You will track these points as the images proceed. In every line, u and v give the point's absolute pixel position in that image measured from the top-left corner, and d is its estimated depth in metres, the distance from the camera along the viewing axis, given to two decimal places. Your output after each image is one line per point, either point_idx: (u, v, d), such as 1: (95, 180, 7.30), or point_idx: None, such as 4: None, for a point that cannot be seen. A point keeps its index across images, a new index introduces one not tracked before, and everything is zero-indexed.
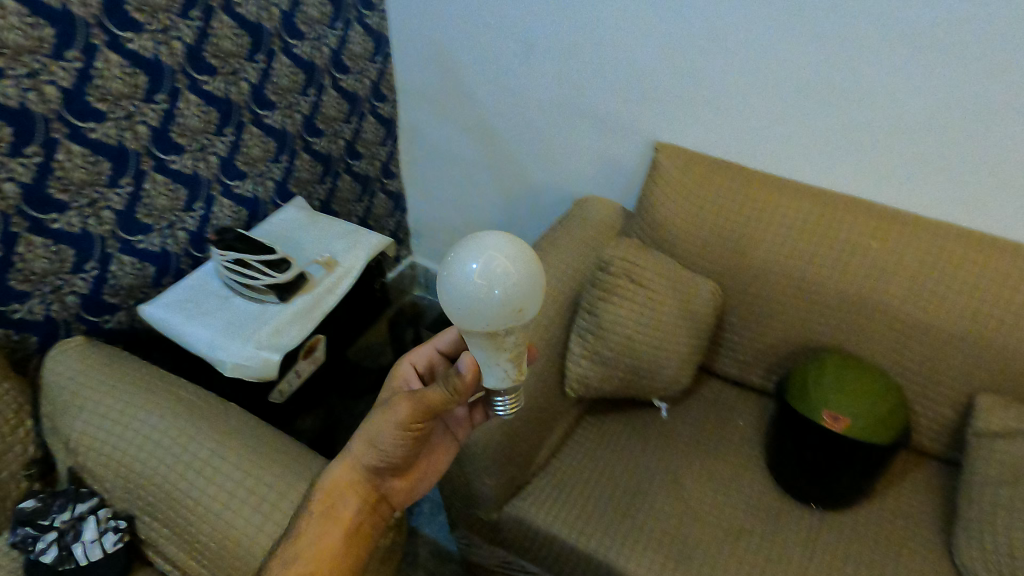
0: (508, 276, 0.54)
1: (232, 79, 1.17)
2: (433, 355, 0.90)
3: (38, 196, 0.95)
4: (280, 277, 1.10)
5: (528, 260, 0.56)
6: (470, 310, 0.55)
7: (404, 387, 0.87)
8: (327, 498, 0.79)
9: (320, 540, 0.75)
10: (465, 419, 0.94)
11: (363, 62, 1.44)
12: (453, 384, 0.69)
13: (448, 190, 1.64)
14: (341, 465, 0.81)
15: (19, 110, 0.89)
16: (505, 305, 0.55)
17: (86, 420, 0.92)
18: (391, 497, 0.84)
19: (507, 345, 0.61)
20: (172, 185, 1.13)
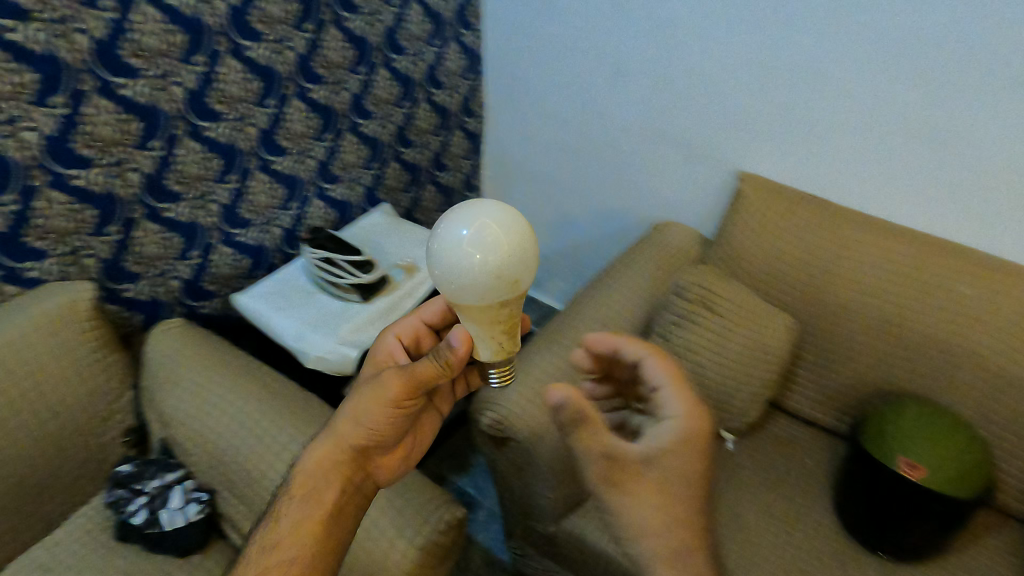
0: (494, 245, 0.56)
1: (336, 88, 1.24)
2: (418, 327, 0.87)
3: (157, 186, 1.03)
4: (364, 277, 1.15)
5: (519, 232, 0.58)
6: (457, 278, 0.57)
7: (393, 361, 0.83)
8: (307, 483, 0.75)
9: (300, 524, 0.72)
10: (447, 393, 0.92)
11: (456, 78, 1.49)
12: (444, 356, 0.70)
13: (527, 206, 1.67)
14: (320, 448, 0.77)
15: (150, 107, 0.98)
16: (491, 274, 0.56)
17: (180, 396, 0.99)
18: (376, 474, 0.81)
19: (500, 319, 0.63)
20: (273, 184, 1.21)
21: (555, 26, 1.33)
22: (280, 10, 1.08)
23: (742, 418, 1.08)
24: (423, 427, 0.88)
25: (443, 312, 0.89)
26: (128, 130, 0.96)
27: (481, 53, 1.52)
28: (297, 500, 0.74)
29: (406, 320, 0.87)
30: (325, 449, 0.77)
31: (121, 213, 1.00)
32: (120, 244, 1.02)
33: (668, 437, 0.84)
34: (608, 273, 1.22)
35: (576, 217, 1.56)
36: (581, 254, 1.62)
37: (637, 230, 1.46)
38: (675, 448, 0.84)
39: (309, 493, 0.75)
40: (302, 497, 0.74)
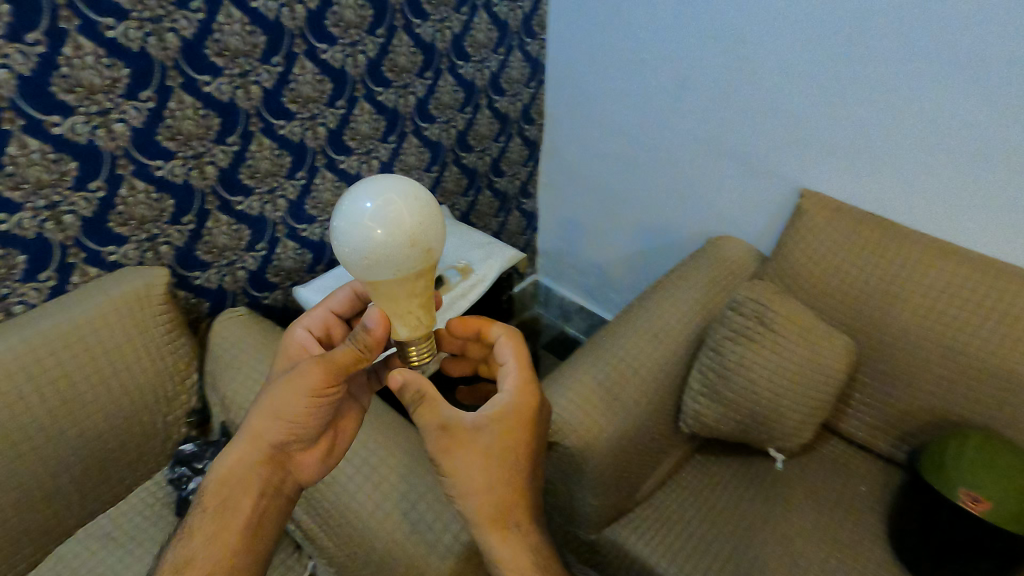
0: (396, 218, 0.58)
1: (402, 92, 1.27)
2: (328, 317, 0.86)
3: (230, 179, 1.08)
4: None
5: (419, 202, 0.60)
6: (365, 253, 0.59)
7: (306, 353, 0.81)
8: (223, 488, 0.75)
9: (216, 535, 0.72)
10: (368, 384, 0.88)
11: (519, 86, 1.51)
12: (363, 341, 0.69)
13: (580, 215, 1.68)
14: (233, 452, 0.75)
15: (229, 104, 1.02)
16: (397, 244, 0.59)
17: (240, 382, 1.03)
18: (297, 472, 0.80)
19: (416, 291, 0.65)
20: (337, 182, 1.25)
21: (620, 37, 1.34)
22: (355, 15, 1.12)
23: (794, 440, 1.06)
24: (348, 417, 0.86)
25: (350, 300, 0.89)
26: (208, 125, 1.01)
27: (544, 62, 1.53)
28: (214, 507, 0.74)
29: (315, 313, 0.86)
30: (242, 449, 0.75)
31: (197, 205, 1.05)
32: (193, 233, 1.07)
33: (489, 411, 0.69)
34: (662, 285, 1.22)
35: (629, 227, 1.56)
36: (632, 265, 1.61)
37: (692, 244, 1.45)
38: (515, 427, 0.70)
39: (225, 499, 0.74)
40: (218, 503, 0.74)
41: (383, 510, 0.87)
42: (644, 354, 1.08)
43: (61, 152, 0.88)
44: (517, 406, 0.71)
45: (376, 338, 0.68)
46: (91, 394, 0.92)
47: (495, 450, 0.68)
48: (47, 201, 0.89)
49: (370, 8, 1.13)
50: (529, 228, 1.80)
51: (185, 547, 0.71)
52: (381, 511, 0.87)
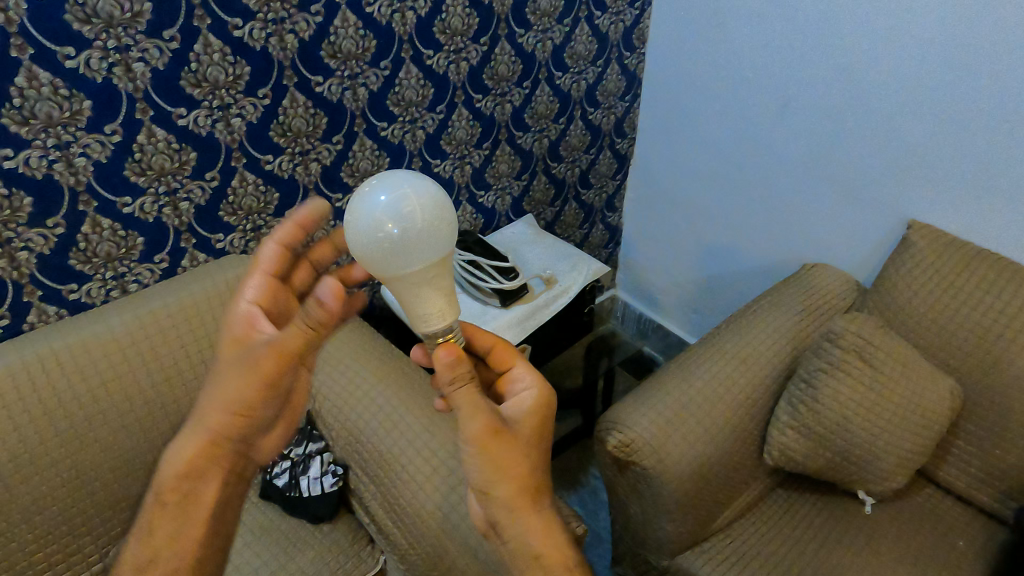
0: (405, 208, 0.54)
1: (500, 100, 1.29)
2: (269, 284, 0.68)
3: (332, 177, 1.12)
4: (505, 283, 1.19)
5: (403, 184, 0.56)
6: (388, 253, 0.54)
7: (261, 331, 0.67)
8: (180, 485, 0.74)
9: (179, 531, 0.73)
10: None
11: (613, 99, 1.50)
12: (315, 317, 0.63)
13: (665, 232, 1.64)
14: (185, 447, 0.75)
15: (336, 105, 1.06)
16: (418, 233, 0.54)
17: (327, 373, 1.05)
18: (258, 451, 0.78)
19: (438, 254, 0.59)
20: (431, 185, 1.27)
21: (722, 54, 1.31)
22: (462, 22, 1.14)
23: (887, 483, 1.00)
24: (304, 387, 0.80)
25: (286, 255, 0.72)
26: (316, 123, 1.05)
27: (641, 77, 1.52)
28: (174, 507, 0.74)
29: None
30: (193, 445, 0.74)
31: (300, 200, 1.10)
32: None
33: (518, 407, 0.67)
34: (752, 309, 1.18)
35: (716, 248, 1.53)
36: (716, 285, 1.57)
37: (783, 269, 1.40)
38: (546, 422, 0.69)
39: (184, 497, 0.74)
40: (177, 501, 0.74)
41: (459, 512, 0.87)
42: (729, 379, 1.05)
43: (183, 142, 0.93)
44: (547, 398, 0.69)
45: (331, 314, 0.63)
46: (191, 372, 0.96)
47: (531, 442, 0.66)
48: (167, 188, 0.95)
49: (476, 16, 1.15)
50: (612, 241, 1.78)
51: (148, 546, 0.72)
52: (456, 513, 0.87)
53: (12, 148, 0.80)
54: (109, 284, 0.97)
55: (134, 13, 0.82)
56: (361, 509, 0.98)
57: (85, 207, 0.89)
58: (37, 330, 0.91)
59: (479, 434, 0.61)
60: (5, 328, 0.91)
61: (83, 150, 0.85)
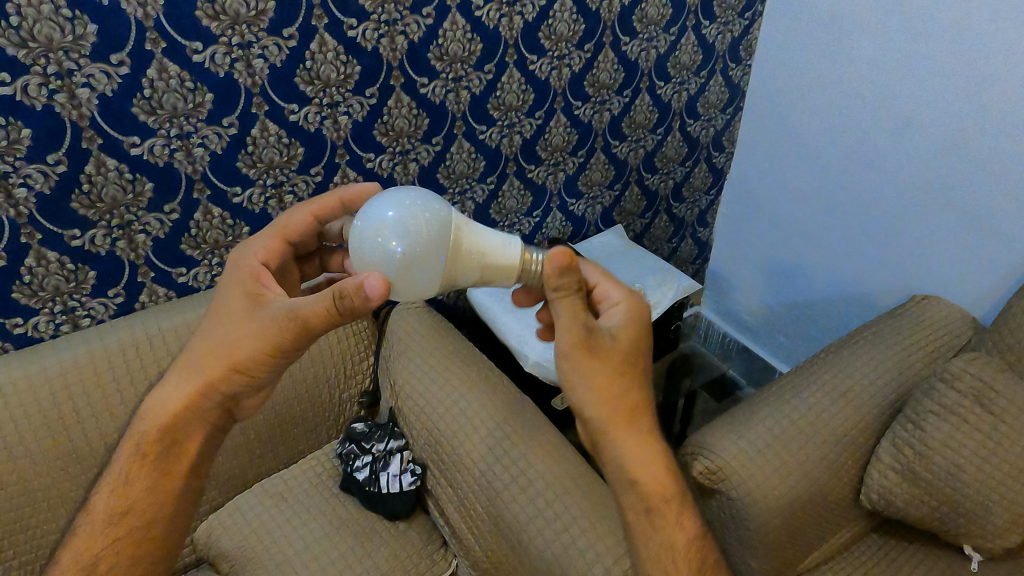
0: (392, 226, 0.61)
1: (599, 108, 1.26)
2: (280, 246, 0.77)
3: (428, 177, 1.13)
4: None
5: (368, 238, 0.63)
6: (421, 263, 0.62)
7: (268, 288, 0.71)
8: (165, 435, 0.71)
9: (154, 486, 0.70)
10: None
11: (714, 111, 1.45)
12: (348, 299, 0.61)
13: (758, 251, 1.58)
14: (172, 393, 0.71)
15: (439, 106, 1.07)
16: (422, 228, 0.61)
17: (411, 371, 1.06)
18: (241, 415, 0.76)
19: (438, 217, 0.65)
20: (524, 190, 1.27)
21: (836, 69, 1.24)
22: (568, 29, 1.13)
23: (1000, 543, 0.92)
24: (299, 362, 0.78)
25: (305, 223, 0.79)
26: (418, 124, 1.06)
27: (745, 89, 1.46)
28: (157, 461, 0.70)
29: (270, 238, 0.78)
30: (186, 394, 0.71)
31: None
32: None
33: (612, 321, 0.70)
34: (855, 340, 1.11)
35: (811, 271, 1.46)
36: (809, 310, 1.50)
37: (887, 298, 1.32)
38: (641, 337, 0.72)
39: (168, 453, 0.71)
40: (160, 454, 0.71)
41: (536, 525, 0.85)
42: (827, 413, 0.99)
43: (293, 138, 0.96)
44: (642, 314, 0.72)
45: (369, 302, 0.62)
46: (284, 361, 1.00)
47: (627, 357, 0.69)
48: (274, 181, 0.98)
49: (582, 23, 1.13)
50: (700, 257, 1.73)
51: (124, 498, 0.70)
52: (533, 526, 0.85)
53: (138, 135, 0.85)
54: (214, 270, 1.00)
55: (258, 11, 0.85)
56: (436, 511, 0.98)
57: (200, 195, 0.93)
58: (146, 311, 0.96)
59: (573, 347, 0.67)
60: (120, 306, 0.96)
61: (202, 141, 0.89)
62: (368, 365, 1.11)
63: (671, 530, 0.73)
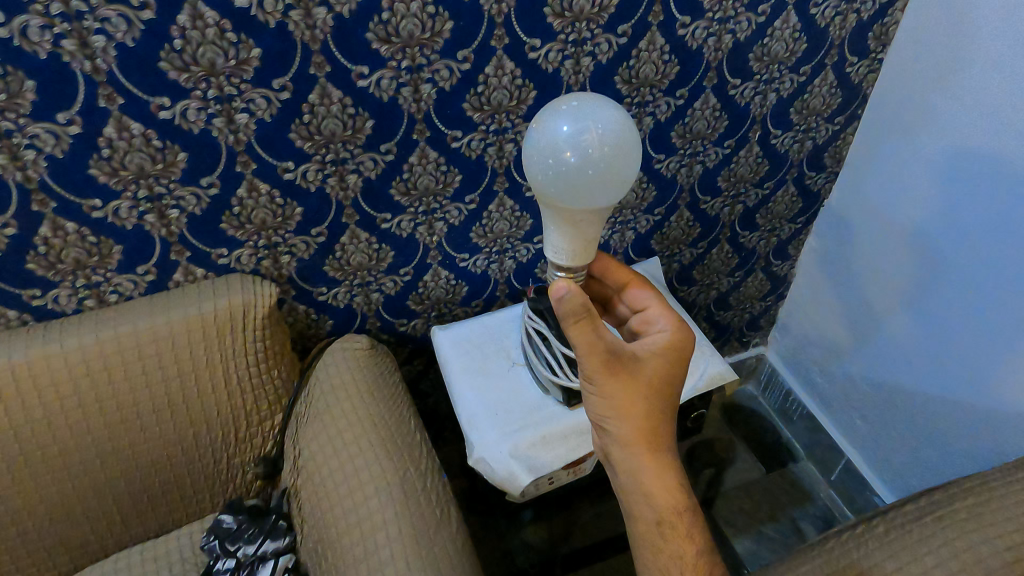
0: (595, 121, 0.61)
1: (636, 112, 0.91)
2: None
3: (377, 192, 0.85)
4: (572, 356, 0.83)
5: (611, 136, 0.61)
6: (552, 182, 0.62)
7: None
8: None
9: None
10: None
11: (817, 119, 1.04)
12: None
13: (851, 304, 1.18)
14: None
15: (388, 105, 0.77)
16: (607, 160, 0.61)
17: (318, 447, 0.84)
18: None
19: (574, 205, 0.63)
20: (519, 212, 0.95)
21: (952, 74, 0.90)
22: (590, 3, 0.77)
23: None
24: None
25: None
26: (357, 127, 0.78)
27: (869, 90, 1.04)
28: None
29: None
30: None
31: (332, 217, 0.85)
32: (323, 247, 0.87)
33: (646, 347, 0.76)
34: (937, 514, 0.76)
35: (919, 355, 1.06)
36: (905, 399, 1.11)
37: (971, 399, 0.98)
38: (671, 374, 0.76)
39: None
40: None
41: None
42: None
43: (168, 140, 0.71)
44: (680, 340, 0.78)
45: None
46: (138, 420, 0.80)
47: (654, 384, 0.75)
48: (149, 192, 0.74)
49: None
50: (773, 293, 1.33)
51: None
52: None
53: None
54: (81, 292, 0.79)
55: None
56: None
57: (42, 208, 0.71)
58: None
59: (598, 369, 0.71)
60: None
61: (30, 142, 0.66)
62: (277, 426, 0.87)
63: (681, 542, 0.74)
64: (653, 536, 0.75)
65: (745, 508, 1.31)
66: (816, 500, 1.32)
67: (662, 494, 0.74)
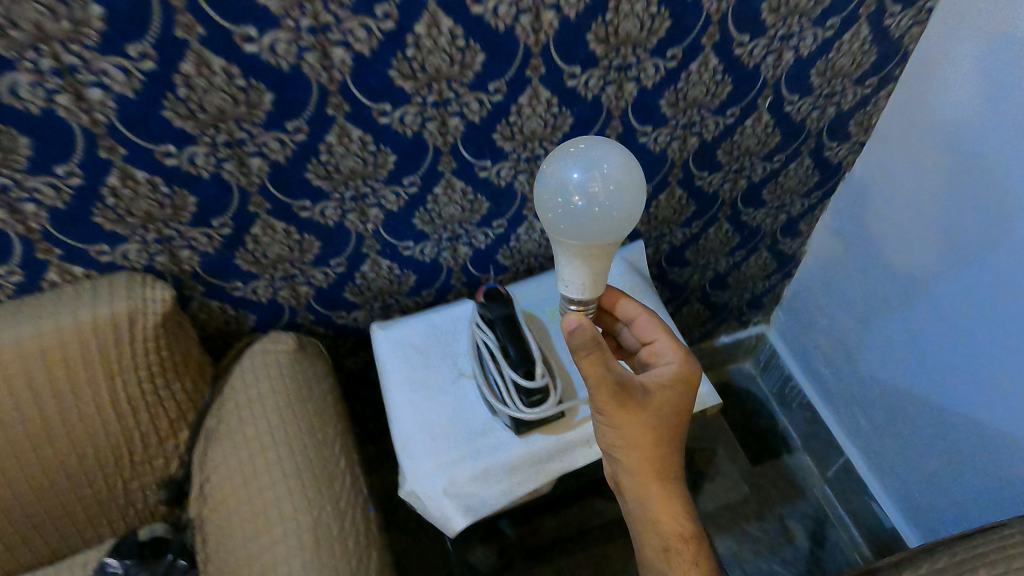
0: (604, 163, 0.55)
1: (616, 77, 0.73)
2: None
3: (289, 177, 0.69)
4: (522, 383, 0.69)
5: (624, 175, 0.54)
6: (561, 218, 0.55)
7: None
8: None
9: None
10: None
11: (845, 83, 0.85)
12: None
13: (872, 296, 1.01)
14: None
15: (290, 74, 0.61)
16: (618, 197, 0.54)
17: (228, 476, 0.73)
18: None
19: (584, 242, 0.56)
20: (472, 195, 0.80)
21: (1011, 20, 0.70)
22: None
23: None
24: None
25: None
26: (253, 102, 0.62)
27: (911, 47, 0.83)
28: None
29: None
30: None
31: (236, 206, 0.70)
32: (230, 239, 0.73)
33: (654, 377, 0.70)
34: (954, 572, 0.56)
35: (949, 367, 0.90)
36: (927, 411, 0.96)
37: (1001, 419, 0.83)
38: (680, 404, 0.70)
39: None
40: None
41: None
42: None
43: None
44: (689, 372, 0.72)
45: None
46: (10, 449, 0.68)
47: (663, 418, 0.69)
48: None
49: None
50: (779, 272, 1.18)
51: None
52: None
53: None
54: None
55: None
56: None
57: None
58: None
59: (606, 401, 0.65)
60: None
61: None
62: (183, 445, 0.76)
63: (686, 569, 0.71)
64: (659, 561, 0.72)
65: (732, 503, 1.22)
66: (809, 496, 1.22)
67: (669, 520, 0.71)
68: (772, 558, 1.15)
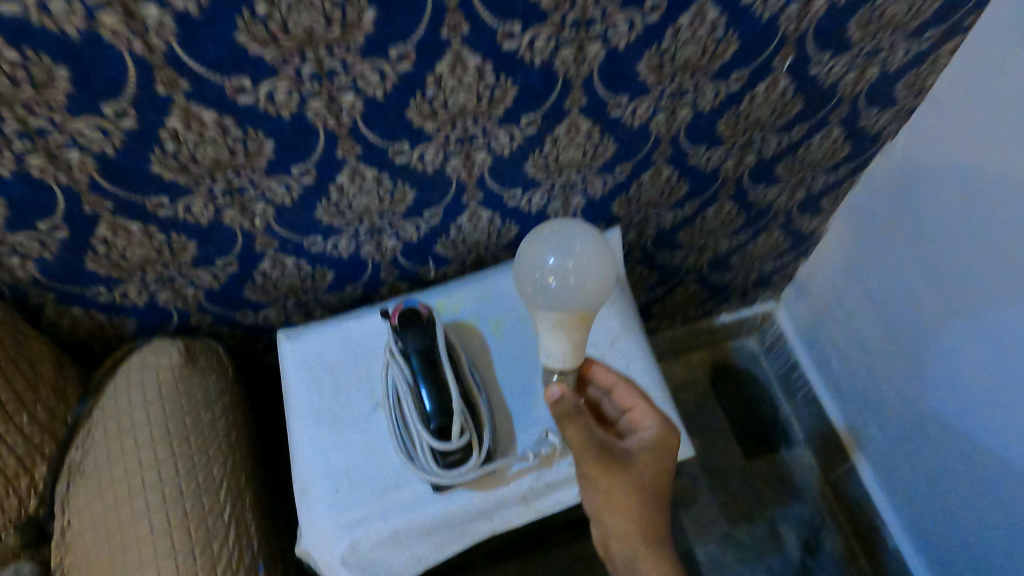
0: (590, 227, 0.53)
1: (573, 36, 0.53)
2: None
3: (128, 171, 0.52)
4: (433, 445, 0.55)
5: (596, 253, 0.52)
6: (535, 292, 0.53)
7: None
8: None
9: None
10: None
11: (897, 37, 0.63)
12: None
13: (906, 296, 0.83)
14: None
15: (84, 43, 0.43)
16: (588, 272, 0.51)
17: (90, 527, 0.60)
18: None
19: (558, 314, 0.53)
20: (389, 184, 0.62)
21: None
22: None
23: None
24: None
25: None
26: (41, 82, 0.44)
27: None
28: None
29: None
30: None
31: (65, 207, 0.54)
32: (71, 244, 0.57)
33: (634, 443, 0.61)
34: None
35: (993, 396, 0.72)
36: (958, 438, 0.80)
37: None
38: (667, 473, 0.62)
39: None
40: None
41: None
42: None
43: None
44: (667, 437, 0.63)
45: None
46: None
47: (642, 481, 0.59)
48: None
49: None
50: (793, 251, 0.99)
51: None
52: None
53: None
54: None
55: None
56: None
57: None
58: None
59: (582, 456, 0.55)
60: None
61: None
62: (40, 482, 0.63)
63: None
64: None
65: (716, 502, 1.10)
66: (804, 498, 1.10)
67: None
68: (756, 566, 1.04)
